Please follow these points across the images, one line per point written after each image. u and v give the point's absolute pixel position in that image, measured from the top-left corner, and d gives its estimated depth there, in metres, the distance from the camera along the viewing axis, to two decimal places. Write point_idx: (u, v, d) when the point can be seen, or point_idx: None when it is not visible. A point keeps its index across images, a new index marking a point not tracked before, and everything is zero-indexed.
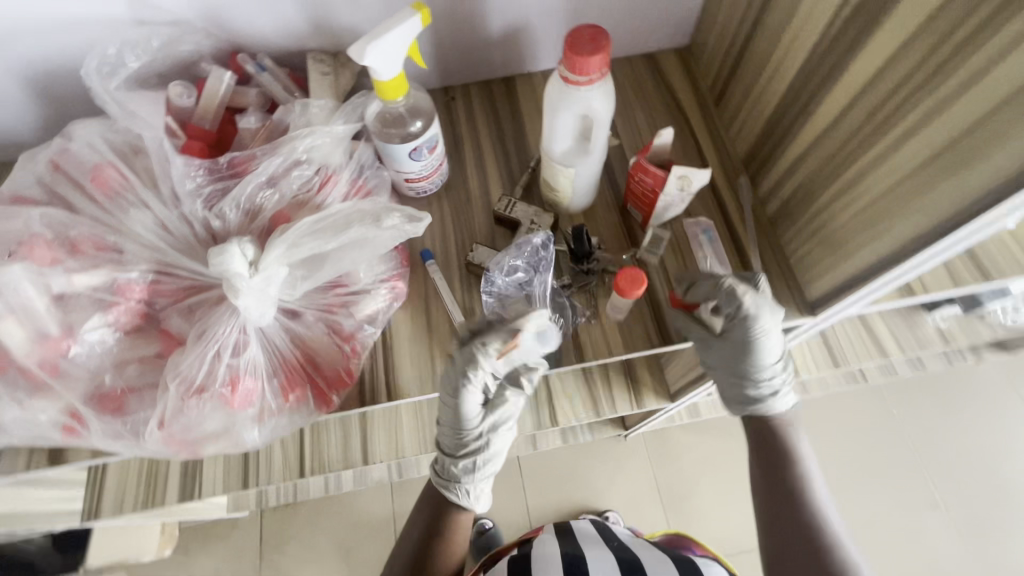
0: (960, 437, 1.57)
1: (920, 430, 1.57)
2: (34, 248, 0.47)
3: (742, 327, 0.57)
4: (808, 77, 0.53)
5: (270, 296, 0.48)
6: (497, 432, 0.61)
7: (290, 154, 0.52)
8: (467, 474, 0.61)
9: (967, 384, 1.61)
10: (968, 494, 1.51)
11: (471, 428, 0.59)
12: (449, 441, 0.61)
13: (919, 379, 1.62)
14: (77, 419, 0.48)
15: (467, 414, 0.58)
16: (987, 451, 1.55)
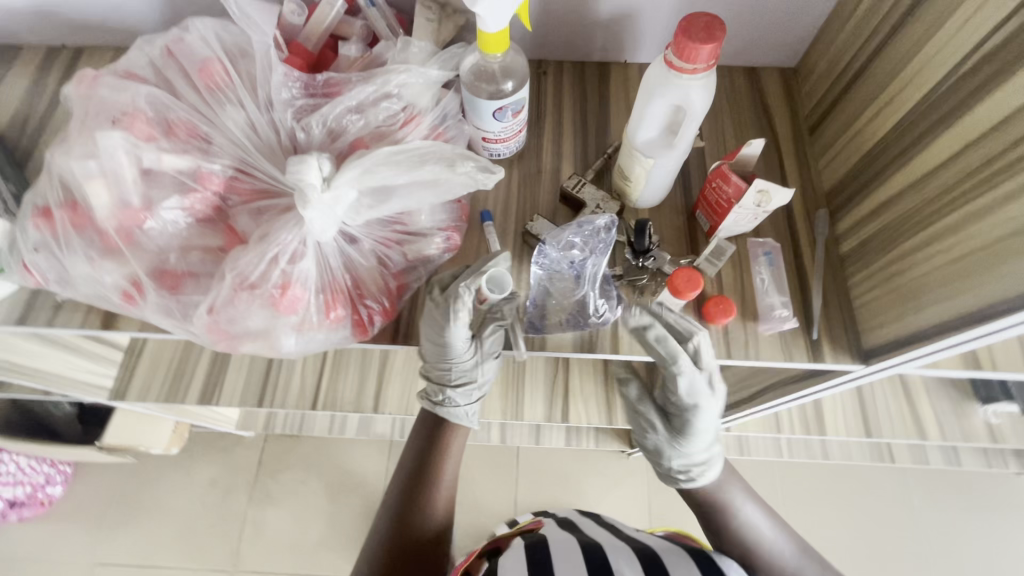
0: (979, 543, 1.48)
1: (936, 526, 1.49)
2: (135, 121, 0.49)
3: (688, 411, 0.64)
4: (918, 117, 0.50)
5: (335, 214, 0.49)
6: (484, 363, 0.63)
7: (383, 86, 0.53)
8: (465, 399, 0.65)
9: (1000, 491, 1.51)
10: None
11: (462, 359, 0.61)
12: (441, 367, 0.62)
13: (949, 474, 1.53)
14: (137, 288, 0.51)
15: (452, 350, 0.58)
16: (1005, 566, 1.45)
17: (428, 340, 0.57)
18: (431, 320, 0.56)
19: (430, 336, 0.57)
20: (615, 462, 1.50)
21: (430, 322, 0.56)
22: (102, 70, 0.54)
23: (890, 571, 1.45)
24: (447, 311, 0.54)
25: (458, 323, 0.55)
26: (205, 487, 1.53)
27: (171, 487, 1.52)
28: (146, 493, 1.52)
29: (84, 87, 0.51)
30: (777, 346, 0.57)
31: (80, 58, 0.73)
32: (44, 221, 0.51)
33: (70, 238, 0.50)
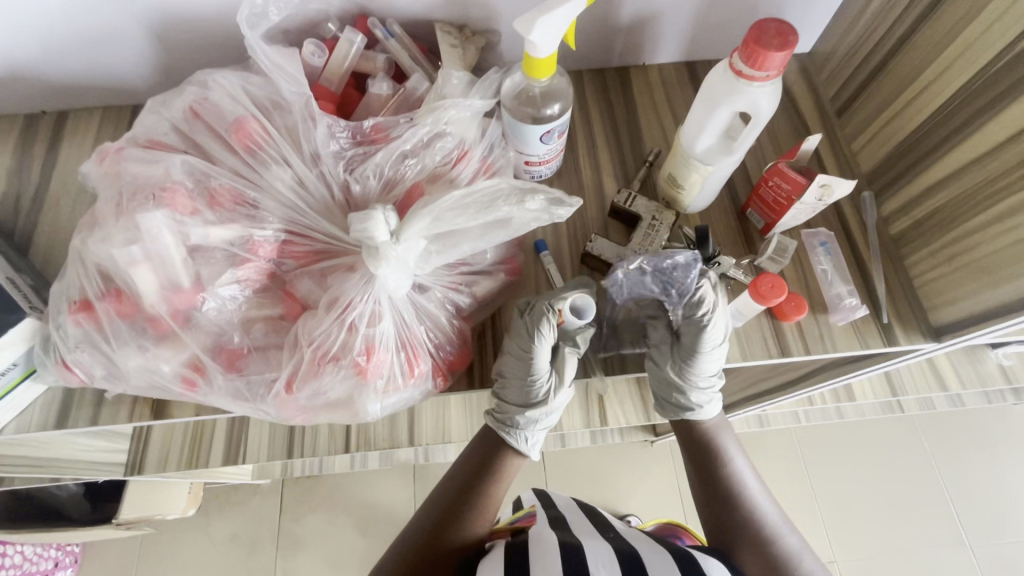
0: (990, 475, 1.55)
1: (948, 466, 1.56)
2: (176, 196, 0.45)
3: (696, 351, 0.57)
4: (971, 96, 0.51)
5: (408, 268, 0.46)
6: (553, 391, 0.57)
7: (433, 125, 0.50)
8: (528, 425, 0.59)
9: (1001, 423, 1.60)
10: (993, 535, 1.49)
11: (540, 385, 0.56)
12: (517, 393, 0.56)
13: (954, 414, 1.60)
14: (199, 372, 0.47)
15: (535, 377, 0.55)
16: (1016, 494, 1.53)
17: (513, 372, 0.55)
18: (514, 353, 0.54)
19: (510, 365, 0.55)
20: (642, 454, 1.51)
21: (514, 351, 0.55)
22: (120, 141, 0.49)
23: (913, 516, 1.51)
24: (531, 340, 0.53)
25: (542, 342, 0.53)
26: (227, 544, 1.46)
27: (190, 550, 1.45)
28: (164, 562, 1.44)
29: (109, 164, 0.47)
30: (851, 336, 0.57)
31: (64, 123, 0.67)
32: (84, 315, 0.46)
33: (117, 329, 0.46)
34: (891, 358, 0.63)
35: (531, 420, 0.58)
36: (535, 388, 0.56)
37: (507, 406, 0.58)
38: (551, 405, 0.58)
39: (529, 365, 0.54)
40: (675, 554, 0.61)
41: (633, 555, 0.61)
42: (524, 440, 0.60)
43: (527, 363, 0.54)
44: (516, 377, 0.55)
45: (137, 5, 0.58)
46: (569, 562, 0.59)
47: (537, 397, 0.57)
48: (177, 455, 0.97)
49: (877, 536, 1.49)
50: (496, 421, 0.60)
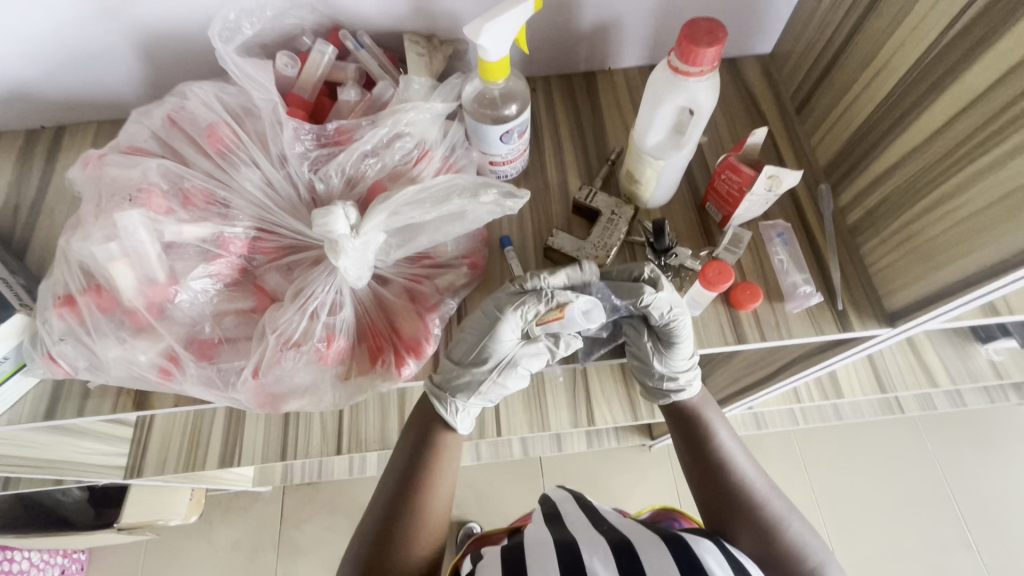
0: (996, 474, 1.53)
1: (952, 467, 1.54)
2: (151, 196, 0.48)
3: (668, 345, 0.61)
4: (909, 86, 0.53)
5: (367, 260, 0.49)
6: (509, 365, 0.57)
7: (393, 126, 0.53)
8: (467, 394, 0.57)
9: (1005, 422, 1.58)
10: (1000, 537, 1.46)
11: (493, 354, 0.56)
12: (465, 352, 0.57)
13: (957, 414, 1.59)
14: (174, 362, 0.50)
15: (497, 341, 0.56)
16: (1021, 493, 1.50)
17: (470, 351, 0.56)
18: (471, 325, 0.57)
19: (485, 315, 0.56)
20: (638, 456, 1.51)
21: (475, 316, 0.57)
22: (104, 149, 0.53)
23: (917, 518, 1.49)
24: (505, 308, 0.55)
25: (521, 314, 0.55)
26: (228, 551, 1.48)
27: (193, 556, 1.47)
28: (167, 568, 1.46)
29: (92, 168, 0.50)
30: (806, 322, 0.59)
31: (61, 137, 0.72)
32: (67, 309, 0.49)
33: (97, 322, 0.49)
34: (850, 345, 0.64)
35: (473, 386, 0.57)
36: (481, 348, 0.56)
37: (454, 367, 0.57)
38: (501, 377, 0.57)
39: (489, 327, 0.55)
40: (668, 544, 0.59)
41: (628, 550, 0.60)
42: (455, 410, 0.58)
43: (497, 319, 0.55)
44: (474, 338, 0.56)
45: (126, 25, 0.62)
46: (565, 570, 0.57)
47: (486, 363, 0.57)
48: (175, 459, 0.99)
49: (881, 539, 1.47)
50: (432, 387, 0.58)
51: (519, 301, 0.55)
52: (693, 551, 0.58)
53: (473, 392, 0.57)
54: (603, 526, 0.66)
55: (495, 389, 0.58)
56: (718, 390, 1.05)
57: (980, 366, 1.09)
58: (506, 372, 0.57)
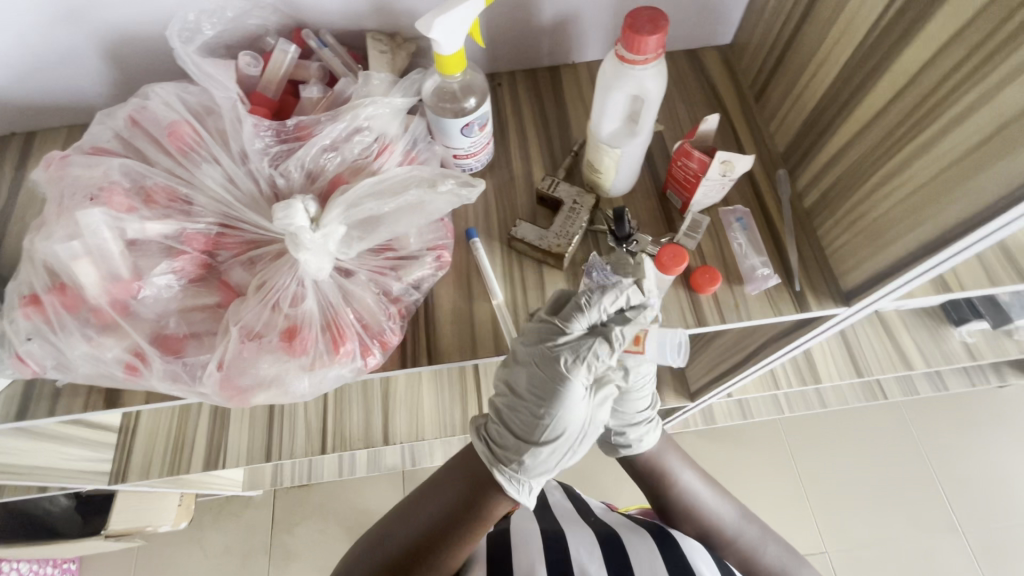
0: (978, 455, 1.55)
1: (936, 450, 1.56)
2: (113, 194, 0.49)
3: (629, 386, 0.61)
4: (854, 70, 0.55)
5: (328, 251, 0.50)
6: (587, 432, 0.57)
7: (352, 121, 0.54)
8: (533, 466, 0.56)
9: (986, 404, 1.60)
10: (984, 519, 1.48)
11: (554, 423, 0.55)
12: (522, 422, 0.56)
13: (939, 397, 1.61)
14: (140, 358, 0.50)
15: (567, 404, 0.54)
16: (1003, 476, 1.52)
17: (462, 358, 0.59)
18: (534, 391, 0.55)
19: (548, 378, 0.55)
20: None
21: (532, 376, 0.55)
22: (67, 150, 0.53)
23: (903, 503, 1.50)
24: (575, 364, 0.54)
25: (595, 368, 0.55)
26: (220, 556, 1.48)
27: (185, 563, 1.47)
28: None
29: (55, 169, 0.51)
30: (764, 305, 0.60)
31: (31, 143, 0.72)
32: (33, 309, 0.50)
33: (63, 321, 0.49)
34: (812, 325, 0.66)
35: (541, 457, 0.56)
36: (549, 424, 0.55)
37: (510, 437, 0.57)
38: (585, 442, 0.58)
39: (554, 389, 0.54)
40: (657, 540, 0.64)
41: (617, 545, 0.63)
42: (526, 490, 0.58)
43: (564, 383, 0.54)
44: (533, 407, 0.56)
45: (91, 30, 0.63)
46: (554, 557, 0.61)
47: (549, 431, 0.55)
48: (160, 462, 0.99)
49: (867, 525, 1.48)
50: (490, 459, 0.58)
51: (585, 348, 0.54)
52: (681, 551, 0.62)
53: (552, 468, 0.57)
54: (593, 521, 0.70)
55: (579, 455, 0.58)
56: (697, 378, 1.06)
57: (954, 349, 1.12)
58: (581, 441, 0.57)
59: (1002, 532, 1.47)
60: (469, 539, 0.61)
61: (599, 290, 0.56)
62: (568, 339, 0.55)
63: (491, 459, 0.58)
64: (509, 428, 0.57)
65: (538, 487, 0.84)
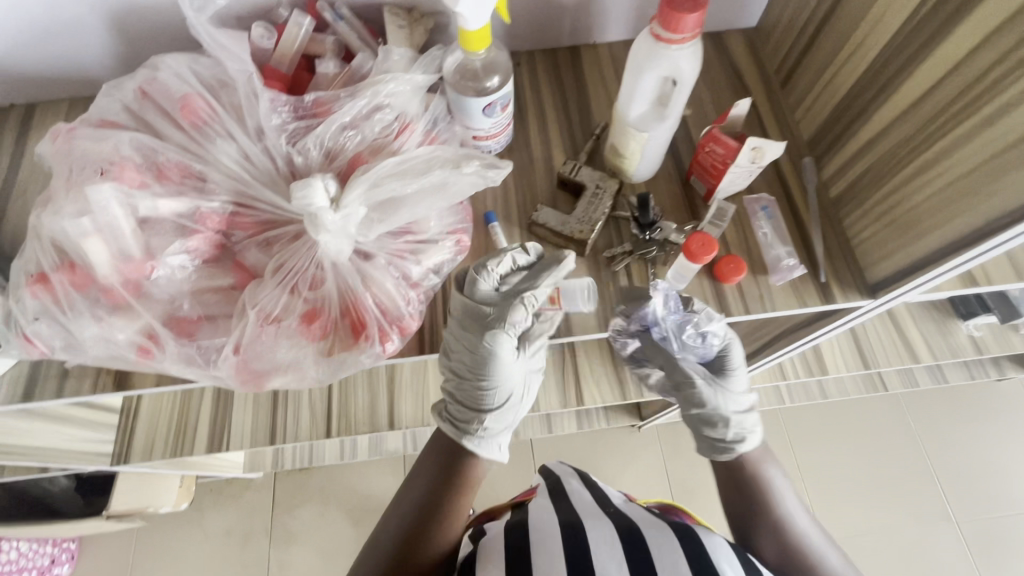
0: (975, 448, 1.57)
1: (934, 442, 1.57)
2: (124, 169, 0.47)
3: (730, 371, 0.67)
4: (892, 55, 0.53)
5: (349, 233, 0.48)
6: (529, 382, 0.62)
7: (372, 98, 0.52)
8: (491, 429, 0.60)
9: (984, 398, 1.61)
10: (978, 510, 1.50)
11: (494, 386, 0.58)
12: (472, 396, 0.59)
13: (938, 391, 1.62)
14: (153, 340, 0.49)
15: (499, 369, 0.57)
16: (999, 469, 1.54)
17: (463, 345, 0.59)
18: (466, 363, 0.57)
19: (472, 349, 0.56)
20: (629, 438, 1.52)
21: (467, 357, 0.57)
22: (74, 122, 0.51)
23: (899, 493, 1.52)
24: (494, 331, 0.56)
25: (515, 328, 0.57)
26: (221, 537, 1.48)
27: (185, 544, 1.47)
28: (159, 556, 1.46)
29: (62, 142, 0.49)
30: (790, 295, 0.59)
31: (32, 115, 0.70)
32: (41, 287, 0.48)
33: (73, 301, 0.48)
34: (833, 319, 0.65)
35: (492, 417, 0.60)
36: (489, 389, 0.58)
37: (465, 411, 0.60)
38: (528, 391, 0.62)
39: (490, 363, 0.57)
40: (679, 534, 0.61)
41: (638, 541, 0.60)
42: (496, 446, 0.62)
43: (490, 352, 0.56)
44: (471, 378, 0.58)
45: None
46: (573, 557, 0.58)
47: (489, 396, 0.59)
48: (163, 442, 0.98)
49: (864, 514, 1.50)
50: (456, 432, 0.60)
51: (506, 319, 0.55)
52: (706, 551, 0.58)
53: (509, 424, 0.62)
54: (611, 510, 0.68)
55: (526, 402, 0.63)
56: None
57: (961, 343, 1.11)
58: (525, 392, 0.62)
59: (995, 523, 1.49)
60: (457, 516, 0.60)
61: (488, 261, 0.56)
62: (488, 313, 0.56)
63: (456, 432, 0.60)
64: (463, 403, 0.60)
65: (553, 472, 0.79)
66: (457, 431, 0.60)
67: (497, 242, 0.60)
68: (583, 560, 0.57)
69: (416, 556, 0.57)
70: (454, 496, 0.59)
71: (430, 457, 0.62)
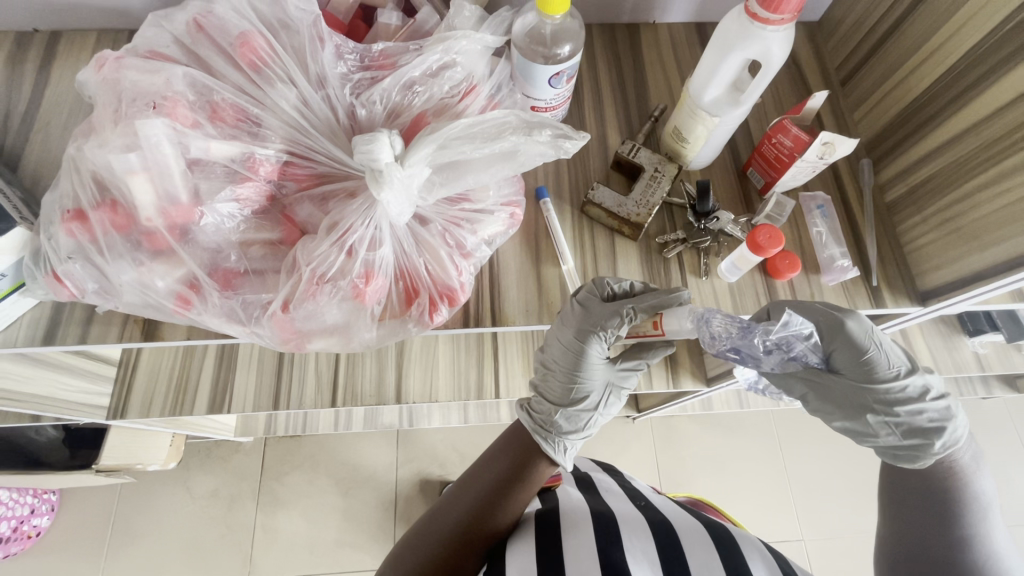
0: None
1: None
2: (176, 106, 0.44)
3: (870, 358, 0.54)
4: (972, 64, 0.52)
5: (411, 195, 0.46)
6: (611, 392, 0.62)
7: (443, 54, 0.49)
8: (569, 428, 0.62)
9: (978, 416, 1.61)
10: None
11: (581, 386, 0.60)
12: (555, 389, 0.61)
13: None
14: (194, 290, 0.46)
15: (588, 374, 0.59)
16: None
17: (523, 324, 0.57)
18: (563, 364, 0.59)
19: (574, 351, 0.57)
20: (623, 429, 1.49)
21: (557, 353, 0.58)
22: (120, 51, 0.48)
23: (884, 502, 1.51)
24: (588, 339, 0.56)
25: (610, 340, 0.57)
26: (208, 498, 1.46)
27: (169, 503, 1.45)
28: (142, 513, 1.43)
29: (108, 71, 0.46)
30: (840, 297, 0.58)
31: (56, 43, 0.65)
32: (77, 225, 0.45)
33: (111, 242, 0.45)
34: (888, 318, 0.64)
35: (571, 415, 0.61)
36: (577, 387, 0.60)
37: (546, 404, 0.62)
38: (610, 402, 0.62)
39: (580, 365, 0.58)
40: (709, 530, 0.63)
41: (669, 534, 0.63)
42: (562, 449, 0.62)
43: (581, 356, 0.57)
44: (562, 374, 0.59)
45: None
46: (604, 540, 0.59)
47: (579, 392, 0.60)
48: (162, 401, 0.89)
49: (850, 517, 1.44)
50: (533, 426, 0.62)
51: (600, 330, 0.55)
52: (741, 552, 0.60)
53: (580, 428, 0.62)
54: (642, 502, 0.71)
55: (609, 409, 0.63)
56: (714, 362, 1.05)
57: (965, 358, 1.10)
58: (607, 400, 0.62)
59: None
60: (516, 506, 0.62)
61: (605, 278, 0.56)
62: (587, 320, 0.55)
63: (534, 427, 0.62)
64: (545, 395, 0.62)
65: (577, 467, 0.84)
66: (537, 427, 0.62)
67: (550, 222, 0.58)
68: (617, 545, 0.59)
69: (471, 538, 0.59)
70: (520, 492, 0.61)
71: (502, 450, 0.63)
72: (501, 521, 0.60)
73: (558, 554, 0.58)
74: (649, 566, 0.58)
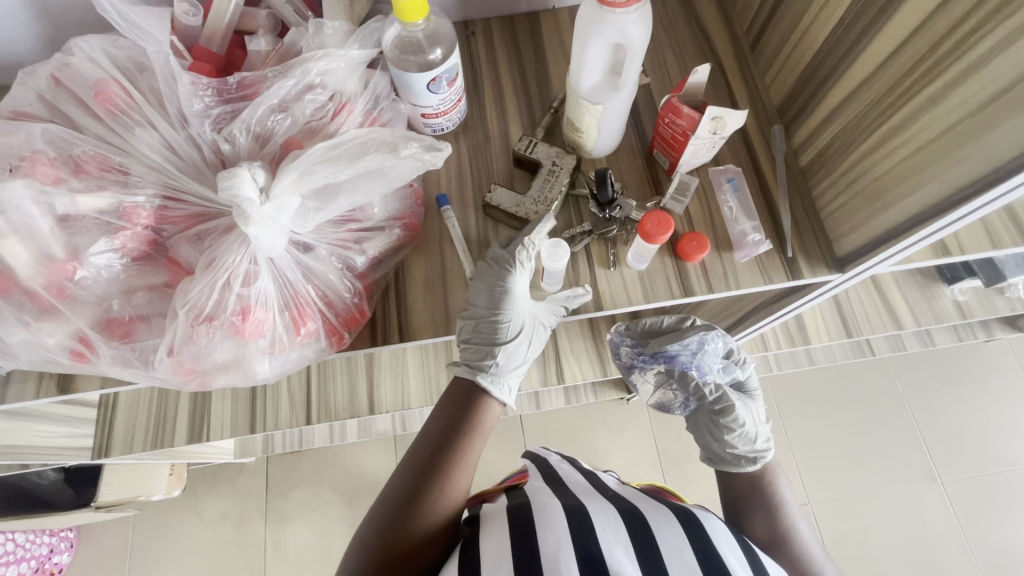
0: (976, 409, 1.48)
1: (935, 404, 1.48)
2: (36, 164, 0.44)
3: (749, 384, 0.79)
4: (857, 15, 0.49)
5: (281, 225, 0.45)
6: (535, 331, 0.60)
7: (303, 77, 0.49)
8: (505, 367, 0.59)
9: (989, 360, 1.52)
10: (974, 469, 1.42)
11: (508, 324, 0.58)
12: (481, 336, 0.58)
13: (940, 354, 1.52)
14: (86, 344, 0.46)
15: (512, 308, 0.57)
16: (998, 429, 1.46)
17: (432, 337, 0.57)
18: (483, 307, 0.56)
19: (494, 290, 0.56)
20: (617, 411, 1.48)
21: (478, 296, 0.56)
22: None
23: (893, 458, 1.43)
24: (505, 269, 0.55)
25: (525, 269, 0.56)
26: (216, 521, 1.49)
27: (180, 529, 1.48)
28: (155, 541, 1.48)
29: None
30: (755, 271, 0.57)
31: None
32: None
33: None
34: (804, 292, 0.63)
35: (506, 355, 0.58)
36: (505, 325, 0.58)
37: (475, 351, 0.59)
38: (537, 340, 0.61)
39: (502, 298, 0.56)
40: (679, 515, 0.60)
41: (639, 522, 0.58)
42: (508, 388, 0.59)
43: (503, 289, 0.55)
44: (485, 317, 0.57)
45: None
46: (578, 532, 0.54)
47: (506, 331, 0.58)
48: (143, 438, 0.88)
49: (854, 477, 1.41)
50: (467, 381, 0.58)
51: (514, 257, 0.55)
52: (712, 542, 0.56)
53: (517, 365, 0.59)
54: (610, 493, 0.69)
55: (534, 348, 0.61)
56: None
57: (947, 306, 1.05)
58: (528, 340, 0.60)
59: (1002, 487, 1.40)
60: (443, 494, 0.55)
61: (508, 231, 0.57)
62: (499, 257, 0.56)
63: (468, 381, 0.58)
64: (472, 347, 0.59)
65: (547, 461, 0.81)
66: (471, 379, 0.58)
67: (450, 228, 0.57)
68: (590, 533, 0.54)
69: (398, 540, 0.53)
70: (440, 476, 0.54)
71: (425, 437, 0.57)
72: (427, 507, 0.54)
73: (529, 548, 0.53)
74: (624, 557, 0.53)
